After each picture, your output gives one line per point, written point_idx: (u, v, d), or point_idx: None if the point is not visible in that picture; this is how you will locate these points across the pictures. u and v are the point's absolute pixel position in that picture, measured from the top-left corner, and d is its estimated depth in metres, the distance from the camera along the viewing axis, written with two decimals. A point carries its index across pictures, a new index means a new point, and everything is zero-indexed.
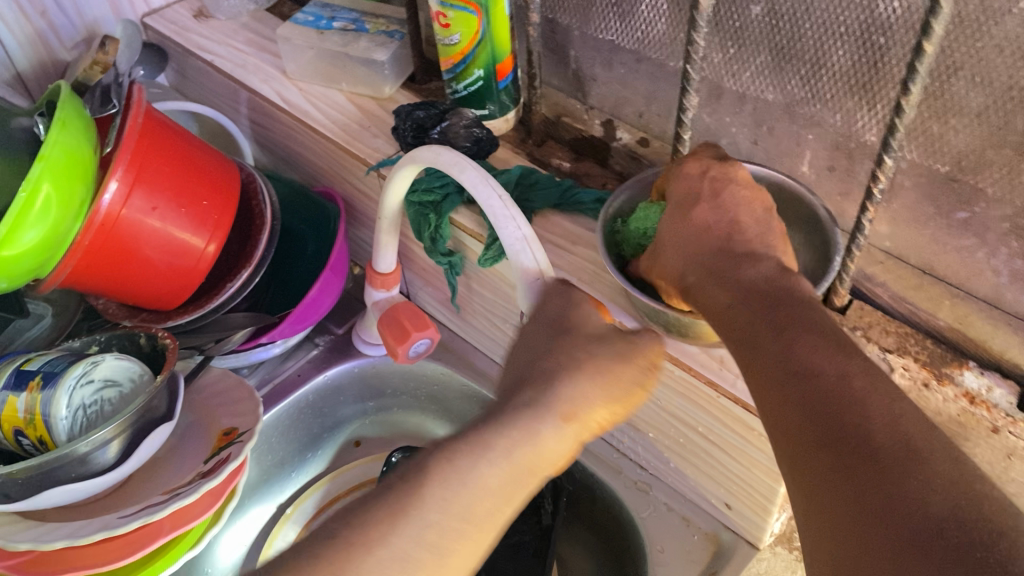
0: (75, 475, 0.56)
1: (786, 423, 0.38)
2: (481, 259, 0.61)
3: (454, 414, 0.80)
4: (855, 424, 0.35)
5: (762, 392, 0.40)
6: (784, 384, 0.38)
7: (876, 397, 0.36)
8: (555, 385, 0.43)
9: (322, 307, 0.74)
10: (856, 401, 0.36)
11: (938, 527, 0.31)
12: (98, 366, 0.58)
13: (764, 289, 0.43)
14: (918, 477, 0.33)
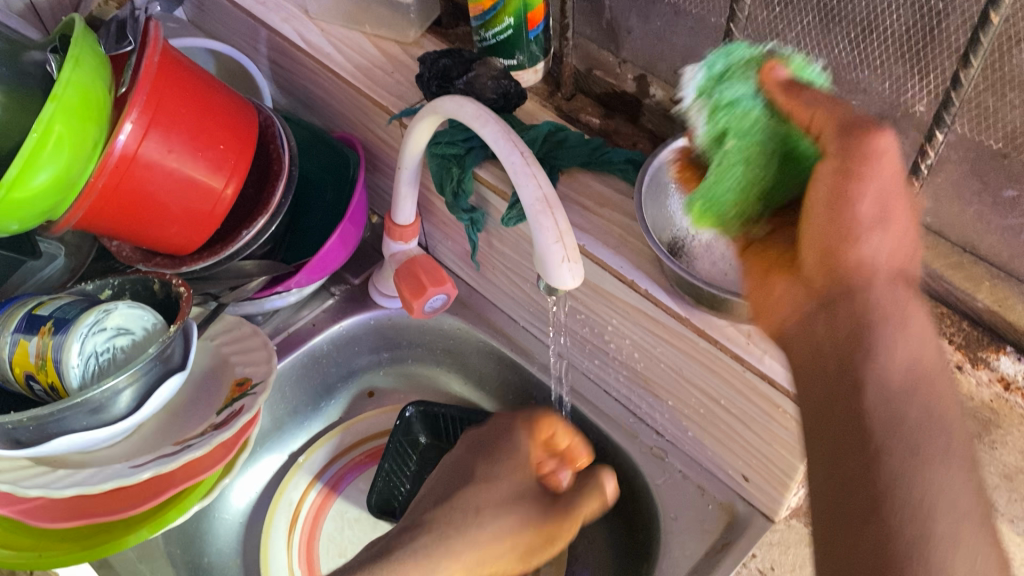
0: (86, 424, 0.55)
1: (842, 473, 0.38)
2: (504, 218, 0.59)
3: (471, 369, 0.79)
4: (902, 501, 0.35)
5: (826, 425, 0.40)
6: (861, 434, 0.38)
7: (955, 493, 0.35)
8: (460, 542, 0.51)
9: (339, 258, 0.72)
10: (929, 479, 0.36)
11: None
12: (111, 315, 0.57)
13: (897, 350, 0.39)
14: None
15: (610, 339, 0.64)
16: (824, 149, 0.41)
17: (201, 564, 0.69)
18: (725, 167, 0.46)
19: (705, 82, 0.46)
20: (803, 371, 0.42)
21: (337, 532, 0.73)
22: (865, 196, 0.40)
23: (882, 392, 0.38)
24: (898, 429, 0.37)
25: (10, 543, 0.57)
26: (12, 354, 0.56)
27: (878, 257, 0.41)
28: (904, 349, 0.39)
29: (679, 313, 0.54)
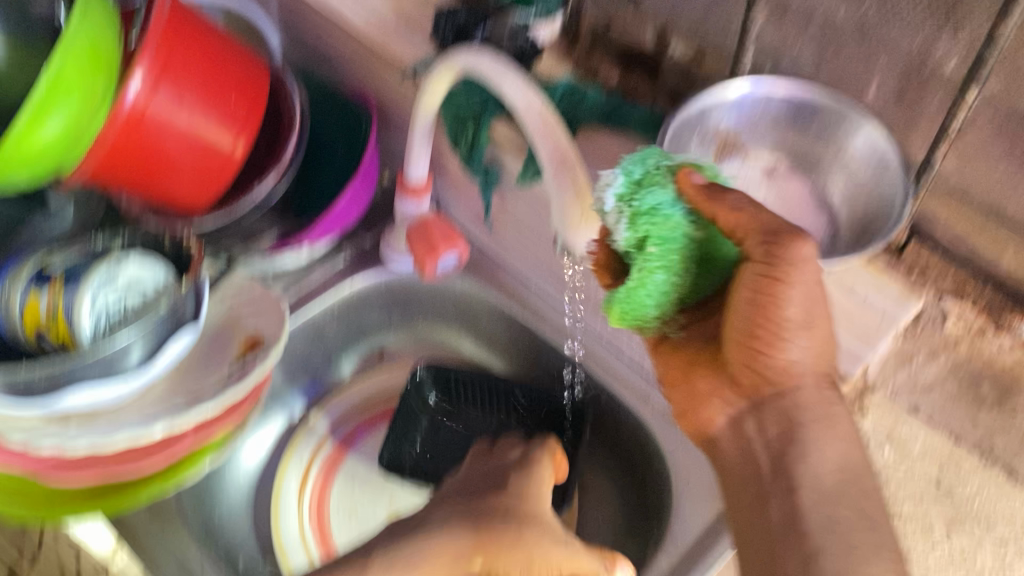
0: (98, 376, 0.55)
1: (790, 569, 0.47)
2: (520, 174, 0.61)
3: (482, 330, 0.79)
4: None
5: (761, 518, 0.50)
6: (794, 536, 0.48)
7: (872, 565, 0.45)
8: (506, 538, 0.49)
9: (351, 214, 0.71)
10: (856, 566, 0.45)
11: None
12: (122, 267, 0.57)
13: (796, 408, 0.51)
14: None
15: None
16: (749, 247, 0.48)
17: (212, 522, 0.68)
18: (648, 271, 0.49)
19: (625, 187, 0.48)
20: (737, 474, 0.53)
21: (346, 492, 0.73)
22: (793, 298, 0.47)
23: (820, 483, 0.49)
24: (839, 521, 0.47)
25: (20, 495, 0.57)
26: (22, 310, 0.56)
27: (803, 361, 0.50)
28: (833, 450, 0.49)
29: None
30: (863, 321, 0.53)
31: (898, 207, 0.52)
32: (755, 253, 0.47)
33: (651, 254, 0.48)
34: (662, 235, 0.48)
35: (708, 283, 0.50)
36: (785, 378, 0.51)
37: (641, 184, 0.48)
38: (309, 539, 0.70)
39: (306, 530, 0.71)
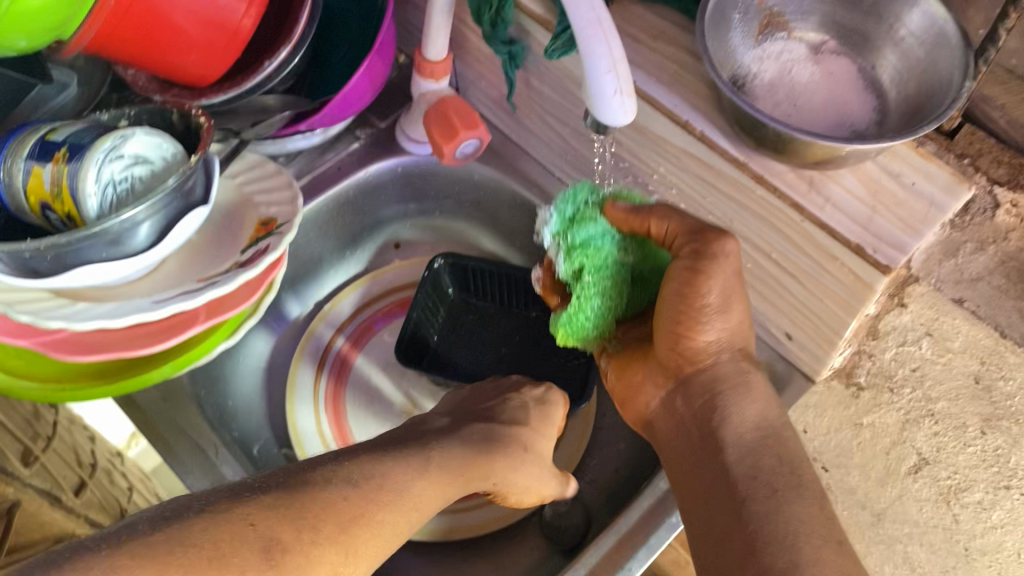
0: (107, 255, 0.53)
1: (715, 525, 0.48)
2: (547, 51, 0.54)
3: (501, 223, 0.76)
4: (771, 522, 0.46)
5: (696, 479, 0.51)
6: (728, 496, 0.48)
7: (799, 505, 0.47)
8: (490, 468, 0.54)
9: (366, 96, 0.68)
10: (781, 511, 0.46)
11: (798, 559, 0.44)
12: (128, 141, 0.53)
13: (718, 379, 0.53)
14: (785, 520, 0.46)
15: (655, 190, 0.60)
16: (679, 252, 0.51)
17: (225, 412, 0.68)
18: (585, 299, 0.55)
19: (559, 226, 0.56)
20: (674, 442, 0.54)
21: (366, 401, 0.72)
22: (713, 288, 0.49)
23: (739, 438, 0.50)
24: (760, 478, 0.48)
25: (32, 373, 0.56)
26: (25, 182, 0.53)
27: (720, 340, 0.52)
28: (753, 407, 0.52)
29: (738, 158, 0.51)
30: (909, 208, 0.48)
31: (956, 86, 0.46)
32: (681, 251, 0.51)
33: (586, 277, 0.55)
34: (592, 260, 0.55)
35: (641, 298, 0.57)
36: (702, 357, 0.53)
37: (574, 217, 0.56)
38: (325, 422, 0.70)
39: (326, 430, 0.69)
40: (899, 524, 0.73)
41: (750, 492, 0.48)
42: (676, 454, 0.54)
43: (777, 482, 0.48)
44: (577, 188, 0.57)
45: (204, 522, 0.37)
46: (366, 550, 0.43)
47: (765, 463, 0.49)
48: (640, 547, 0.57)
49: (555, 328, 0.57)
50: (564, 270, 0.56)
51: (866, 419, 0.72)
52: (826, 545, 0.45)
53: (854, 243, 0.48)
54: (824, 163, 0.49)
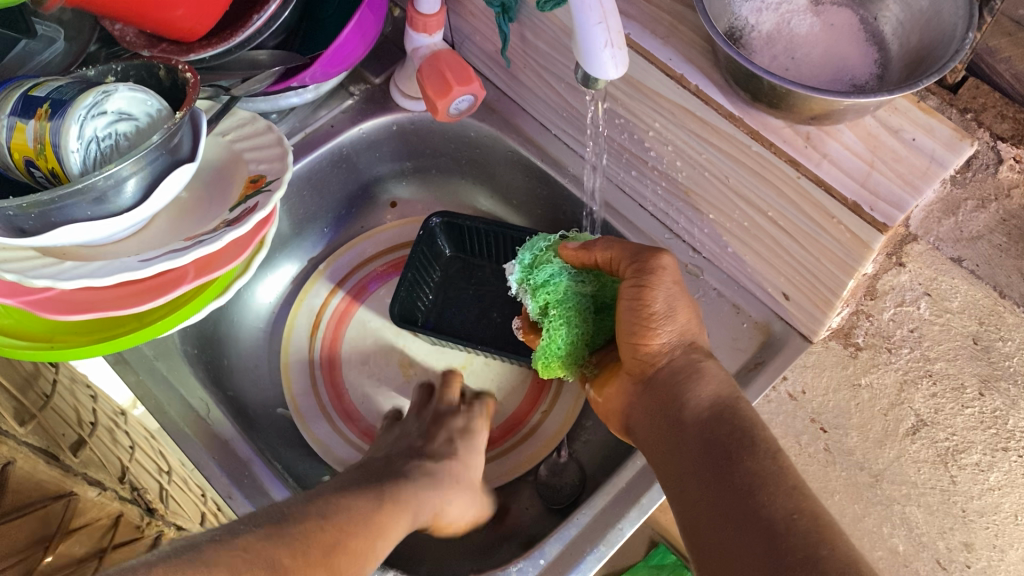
0: (91, 215, 0.52)
1: (691, 494, 0.49)
2: (539, 2, 0.53)
3: (498, 181, 0.75)
4: (739, 473, 0.47)
5: (665, 458, 0.52)
6: (701, 463, 0.49)
7: (755, 458, 0.47)
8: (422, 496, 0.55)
9: (357, 52, 0.67)
10: (744, 463, 0.47)
11: (768, 505, 0.45)
12: (110, 97, 0.52)
13: (670, 368, 0.54)
14: (748, 467, 0.47)
15: (650, 147, 0.59)
16: (625, 274, 0.56)
17: (220, 371, 0.68)
18: (554, 330, 0.60)
19: (521, 272, 0.62)
20: (643, 429, 0.55)
21: (360, 380, 0.71)
22: (658, 298, 0.54)
23: (698, 415, 0.51)
24: (720, 441, 0.49)
25: (24, 333, 0.56)
26: (9, 139, 0.52)
27: (673, 343, 0.55)
28: (708, 388, 0.53)
29: (733, 113, 0.50)
30: (908, 163, 0.47)
31: (958, 38, 0.44)
32: (627, 273, 0.56)
33: (551, 313, 0.60)
34: (552, 298, 0.60)
35: (609, 324, 0.61)
36: (659, 357, 0.55)
37: (531, 264, 0.62)
38: (320, 385, 0.70)
39: (349, 437, 0.68)
40: (896, 487, 0.68)
41: (715, 456, 0.49)
42: (650, 445, 0.54)
43: (734, 443, 0.49)
44: (534, 239, 0.63)
45: (216, 549, 0.40)
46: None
47: (717, 429, 0.50)
48: (633, 506, 0.56)
49: (536, 362, 0.62)
50: (532, 311, 0.61)
51: (864, 380, 0.66)
52: (791, 486, 0.46)
53: (851, 201, 0.47)
54: (820, 119, 0.47)
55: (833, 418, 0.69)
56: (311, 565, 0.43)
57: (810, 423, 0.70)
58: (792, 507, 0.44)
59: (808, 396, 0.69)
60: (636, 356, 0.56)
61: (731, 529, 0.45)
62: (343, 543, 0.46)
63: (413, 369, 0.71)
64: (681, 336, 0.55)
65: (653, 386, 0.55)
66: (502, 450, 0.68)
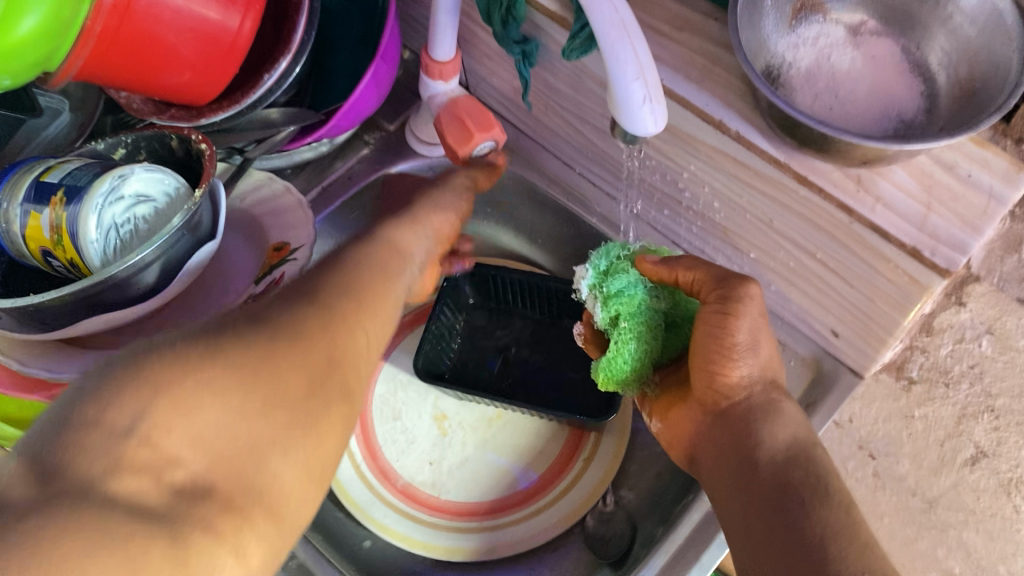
0: (114, 302, 0.50)
1: (756, 539, 0.47)
2: (565, 51, 0.50)
3: (521, 220, 0.73)
4: (810, 525, 0.45)
5: (730, 499, 0.50)
6: (770, 510, 0.47)
7: (828, 511, 0.45)
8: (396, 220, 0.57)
9: (371, 102, 0.64)
10: (815, 514, 0.45)
11: (841, 558, 0.43)
12: (127, 180, 0.50)
13: (741, 409, 0.52)
14: (819, 521, 0.45)
15: (686, 188, 0.57)
16: (707, 299, 0.52)
17: None
18: (621, 343, 0.56)
19: (594, 278, 0.58)
20: (710, 471, 0.53)
21: (393, 436, 0.69)
22: (742, 328, 0.50)
23: (772, 457, 0.49)
24: (792, 489, 0.47)
25: None
26: (24, 226, 0.50)
27: (752, 376, 0.52)
28: (785, 430, 0.50)
29: (778, 158, 0.47)
30: (966, 202, 0.45)
31: (1015, 74, 0.42)
32: (708, 297, 0.52)
33: (624, 320, 0.56)
34: (625, 306, 0.56)
35: (675, 343, 0.57)
36: (736, 392, 0.53)
37: (606, 265, 0.58)
38: (357, 452, 0.68)
39: (391, 499, 0.66)
40: (953, 514, 0.65)
41: (785, 504, 0.47)
42: (715, 480, 0.52)
43: (806, 492, 0.47)
44: (608, 244, 0.60)
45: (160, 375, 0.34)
46: (340, 414, 0.40)
47: (789, 472, 0.48)
48: (694, 564, 0.54)
49: (595, 373, 0.58)
50: (601, 315, 0.57)
51: (918, 412, 0.68)
52: (860, 540, 0.44)
53: (910, 247, 0.45)
54: (871, 161, 0.45)
55: (883, 446, 0.68)
56: (306, 332, 0.41)
57: (857, 449, 0.68)
58: (863, 564, 0.42)
59: (855, 424, 0.69)
60: (707, 394, 0.54)
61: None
62: (343, 320, 0.43)
63: (449, 425, 0.69)
64: (755, 385, 0.52)
65: (727, 411, 0.53)
66: (540, 507, 0.65)
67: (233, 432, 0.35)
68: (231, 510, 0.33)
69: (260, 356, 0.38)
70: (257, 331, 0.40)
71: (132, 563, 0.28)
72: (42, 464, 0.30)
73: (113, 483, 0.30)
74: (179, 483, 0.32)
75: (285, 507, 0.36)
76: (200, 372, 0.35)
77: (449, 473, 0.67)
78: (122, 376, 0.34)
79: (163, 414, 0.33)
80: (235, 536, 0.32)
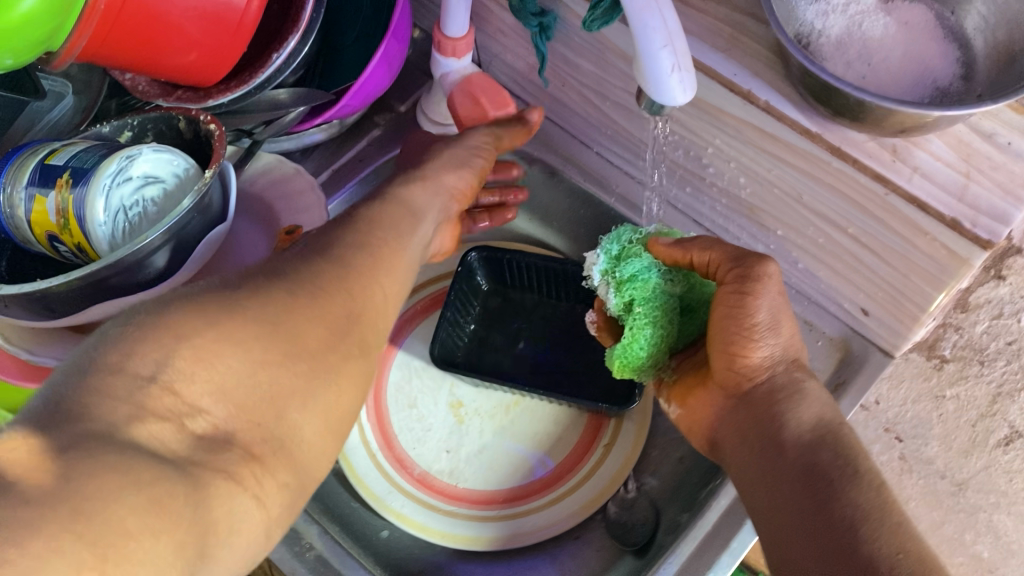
0: (124, 288, 0.49)
1: (785, 522, 0.45)
2: (584, 22, 0.48)
3: (536, 202, 0.72)
4: (840, 506, 0.43)
5: (756, 482, 0.48)
6: (799, 491, 0.45)
7: (858, 491, 0.43)
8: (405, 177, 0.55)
9: (381, 81, 0.62)
10: (845, 495, 0.43)
11: (874, 540, 0.41)
12: (136, 162, 0.48)
13: (764, 391, 0.50)
14: (847, 502, 0.43)
15: (710, 164, 0.55)
16: (725, 281, 0.50)
17: None
18: (636, 330, 0.54)
19: (606, 264, 0.56)
20: (734, 455, 0.51)
21: (408, 423, 0.67)
22: (760, 306, 0.49)
23: (798, 438, 0.47)
24: (821, 469, 0.45)
25: None
26: (28, 211, 0.49)
27: (774, 358, 0.50)
28: (809, 411, 0.48)
29: (810, 130, 0.46)
30: (1008, 170, 0.43)
31: None
32: (726, 278, 0.50)
33: (638, 304, 0.54)
34: (637, 290, 0.54)
35: (689, 327, 0.56)
36: (758, 373, 0.50)
37: (617, 250, 0.56)
38: (373, 440, 0.66)
39: (408, 487, 0.64)
40: (983, 496, 0.69)
41: (813, 485, 0.45)
42: (739, 465, 0.50)
43: (835, 471, 0.45)
44: (619, 227, 0.58)
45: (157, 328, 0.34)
46: (358, 364, 0.40)
47: (816, 451, 0.46)
48: (723, 552, 0.53)
49: (611, 361, 0.55)
50: (614, 301, 0.55)
51: (950, 391, 0.70)
52: (896, 521, 0.42)
53: (950, 219, 0.43)
54: (908, 129, 0.43)
55: (911, 428, 0.71)
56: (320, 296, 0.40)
57: (884, 432, 0.71)
58: (897, 545, 0.41)
59: (883, 407, 0.72)
60: (728, 377, 0.51)
61: (829, 560, 0.41)
62: (363, 274, 0.43)
63: (465, 412, 0.67)
64: (776, 365, 0.50)
65: (750, 393, 0.51)
66: (560, 493, 0.63)
67: (253, 382, 0.36)
68: (251, 458, 0.34)
69: (278, 312, 0.38)
70: (277, 285, 0.40)
71: (156, 500, 0.28)
72: (65, 405, 0.30)
73: (137, 427, 0.31)
74: (200, 431, 0.33)
75: (302, 455, 0.37)
76: (221, 323, 0.36)
77: (466, 460, 0.65)
78: (146, 326, 0.34)
79: (185, 364, 0.34)
80: (255, 482, 0.34)
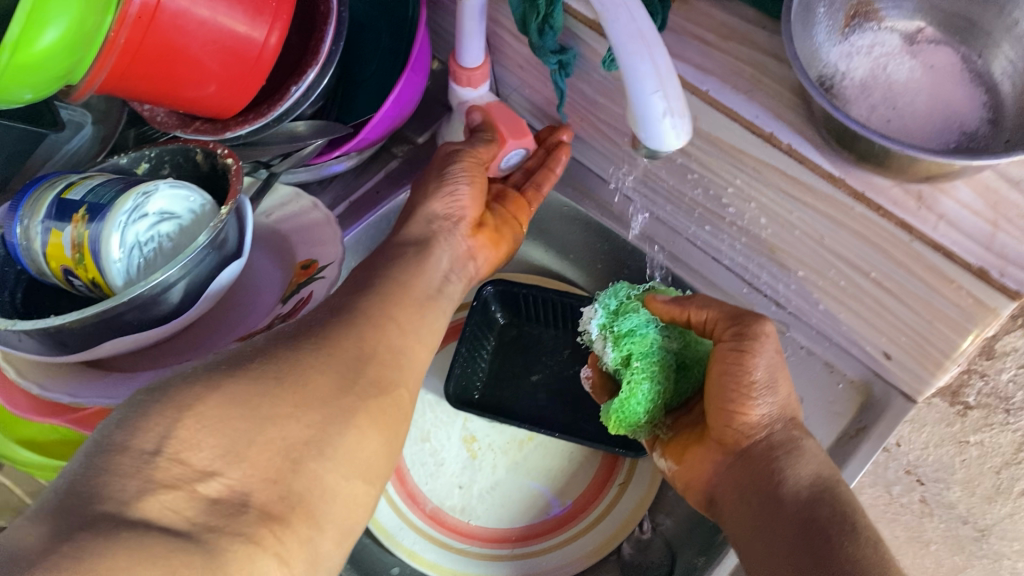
0: (138, 323, 0.48)
1: None
2: (604, 64, 0.49)
3: (553, 236, 0.72)
4: (836, 563, 0.42)
5: (753, 537, 0.47)
6: (795, 548, 0.44)
7: (857, 547, 0.43)
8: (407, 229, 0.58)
9: (400, 114, 0.62)
10: (842, 553, 0.43)
11: None
12: (151, 198, 0.48)
13: (761, 448, 0.49)
14: (846, 561, 0.42)
15: (729, 204, 0.55)
16: (722, 339, 0.50)
17: None
18: (635, 383, 0.53)
19: (604, 318, 0.56)
20: (731, 509, 0.50)
21: (421, 458, 0.66)
22: (759, 365, 0.48)
23: (796, 495, 0.47)
24: (820, 526, 0.44)
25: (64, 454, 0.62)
26: (45, 245, 0.49)
27: (771, 418, 0.49)
28: (808, 468, 0.48)
29: (833, 174, 0.45)
30: None
31: None
32: (723, 336, 0.50)
33: (638, 357, 0.53)
34: (636, 345, 0.54)
35: (686, 384, 0.55)
36: (756, 430, 0.50)
37: (612, 306, 0.56)
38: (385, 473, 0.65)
39: (419, 523, 0.63)
40: (1007, 544, 0.76)
41: (810, 542, 0.44)
42: (738, 520, 0.49)
43: (833, 527, 0.44)
44: (614, 284, 0.58)
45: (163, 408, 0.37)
46: None
47: (814, 507, 0.45)
48: None
49: (606, 416, 0.54)
50: (612, 355, 0.55)
51: None
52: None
53: (977, 267, 0.42)
54: (934, 176, 0.42)
55: None
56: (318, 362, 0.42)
57: (905, 475, 0.80)
58: None
59: None
60: (727, 431, 0.51)
61: None
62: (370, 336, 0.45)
63: (479, 447, 0.66)
64: (775, 422, 0.49)
65: (753, 449, 0.50)
66: (576, 532, 0.62)
67: (262, 440, 0.38)
68: (268, 518, 0.36)
69: (278, 385, 0.40)
70: (287, 351, 0.42)
71: None
72: (76, 486, 0.32)
73: (144, 502, 0.33)
74: (213, 496, 0.35)
75: (312, 507, 0.38)
76: (222, 388, 0.38)
77: (479, 497, 0.64)
78: (148, 400, 0.37)
79: (187, 435, 0.36)
80: (273, 541, 0.35)
